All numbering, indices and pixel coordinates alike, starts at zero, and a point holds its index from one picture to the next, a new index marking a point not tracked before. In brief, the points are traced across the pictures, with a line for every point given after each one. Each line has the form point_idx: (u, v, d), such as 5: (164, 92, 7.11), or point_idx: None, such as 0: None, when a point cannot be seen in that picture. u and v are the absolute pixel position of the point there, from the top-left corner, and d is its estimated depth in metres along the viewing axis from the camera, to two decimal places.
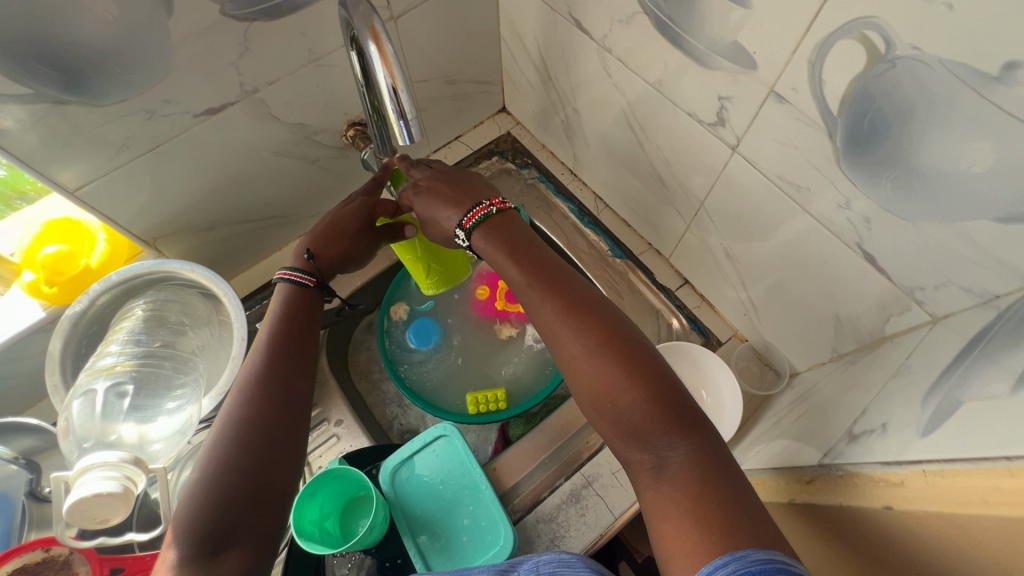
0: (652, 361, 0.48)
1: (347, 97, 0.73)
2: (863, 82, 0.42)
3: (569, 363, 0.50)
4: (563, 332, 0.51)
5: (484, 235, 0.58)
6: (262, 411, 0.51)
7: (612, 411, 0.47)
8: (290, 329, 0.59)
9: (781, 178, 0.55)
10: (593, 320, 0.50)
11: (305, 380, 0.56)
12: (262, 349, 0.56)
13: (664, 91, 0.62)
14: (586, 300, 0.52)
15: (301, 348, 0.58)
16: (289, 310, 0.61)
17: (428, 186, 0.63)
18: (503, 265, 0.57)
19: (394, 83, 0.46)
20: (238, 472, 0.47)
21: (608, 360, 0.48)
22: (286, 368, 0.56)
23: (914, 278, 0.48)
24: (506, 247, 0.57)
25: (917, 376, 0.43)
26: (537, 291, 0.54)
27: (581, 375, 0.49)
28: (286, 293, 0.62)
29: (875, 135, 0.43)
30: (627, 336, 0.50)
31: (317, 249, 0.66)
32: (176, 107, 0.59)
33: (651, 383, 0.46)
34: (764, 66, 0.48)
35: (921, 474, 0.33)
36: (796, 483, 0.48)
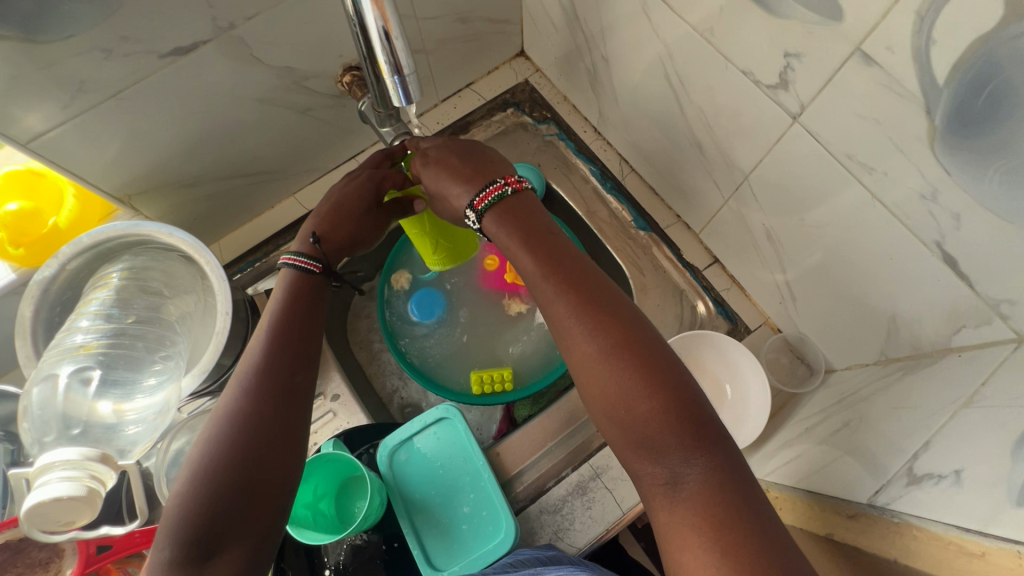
0: (673, 367, 0.42)
1: (341, 36, 0.63)
2: (990, 46, 0.32)
3: (578, 366, 0.44)
4: (574, 331, 0.44)
5: (496, 217, 0.50)
6: (260, 403, 0.45)
7: (622, 422, 0.41)
8: (292, 316, 0.51)
9: (850, 158, 0.46)
10: (609, 317, 0.44)
11: (308, 367, 0.49)
12: (259, 339, 0.49)
13: (715, 42, 0.52)
14: (602, 293, 0.45)
15: (299, 329, 0.50)
16: (291, 294, 0.52)
17: (439, 160, 0.54)
18: (512, 248, 0.49)
19: (386, 28, 0.37)
20: (234, 473, 0.41)
21: (624, 366, 0.42)
22: (288, 352, 0.48)
23: (1003, 288, 0.40)
24: (519, 228, 0.49)
25: (998, 411, 0.36)
26: (551, 281, 0.46)
27: (590, 380, 0.43)
28: (289, 280, 0.53)
29: (992, 115, 0.34)
30: (646, 338, 0.43)
31: (323, 232, 0.58)
32: (138, 45, 0.51)
33: (671, 390, 0.41)
34: (852, 16, 0.38)
35: (1014, 554, 0.28)
36: (837, 516, 0.43)
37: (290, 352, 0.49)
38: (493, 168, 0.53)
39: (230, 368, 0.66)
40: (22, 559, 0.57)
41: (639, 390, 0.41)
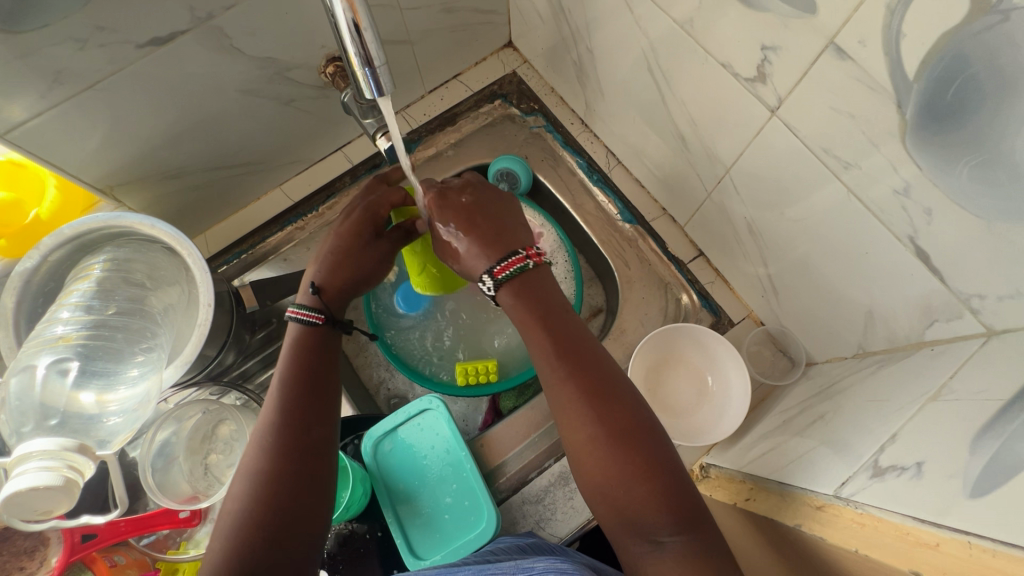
0: (663, 454, 0.47)
1: (323, 27, 0.63)
2: (958, 41, 0.32)
3: (578, 448, 0.49)
4: (576, 416, 0.49)
5: (512, 294, 0.54)
6: (287, 463, 0.47)
7: (615, 501, 0.46)
8: (306, 374, 0.53)
9: (826, 152, 0.46)
10: (608, 403, 0.49)
11: (326, 423, 0.52)
12: (276, 399, 0.51)
13: (696, 35, 0.52)
14: (602, 379, 0.50)
15: (317, 388, 0.53)
16: (301, 350, 0.54)
17: (457, 217, 0.57)
18: (527, 330, 0.54)
19: (356, 20, 0.39)
20: (262, 535, 0.44)
21: (620, 451, 0.47)
22: (308, 411, 0.51)
23: (973, 283, 0.41)
24: (534, 313, 0.53)
25: (961, 405, 0.37)
26: (558, 364, 0.51)
27: (588, 463, 0.48)
28: (297, 332, 0.55)
29: (961, 111, 0.34)
30: (641, 425, 0.48)
31: (324, 282, 0.59)
32: (114, 35, 0.50)
33: (660, 472, 0.46)
34: (825, 10, 0.38)
35: (964, 543, 0.28)
36: (805, 508, 0.42)
37: (309, 410, 0.51)
38: (512, 235, 0.56)
39: (214, 359, 0.67)
40: (9, 547, 0.58)
41: (633, 472, 0.46)
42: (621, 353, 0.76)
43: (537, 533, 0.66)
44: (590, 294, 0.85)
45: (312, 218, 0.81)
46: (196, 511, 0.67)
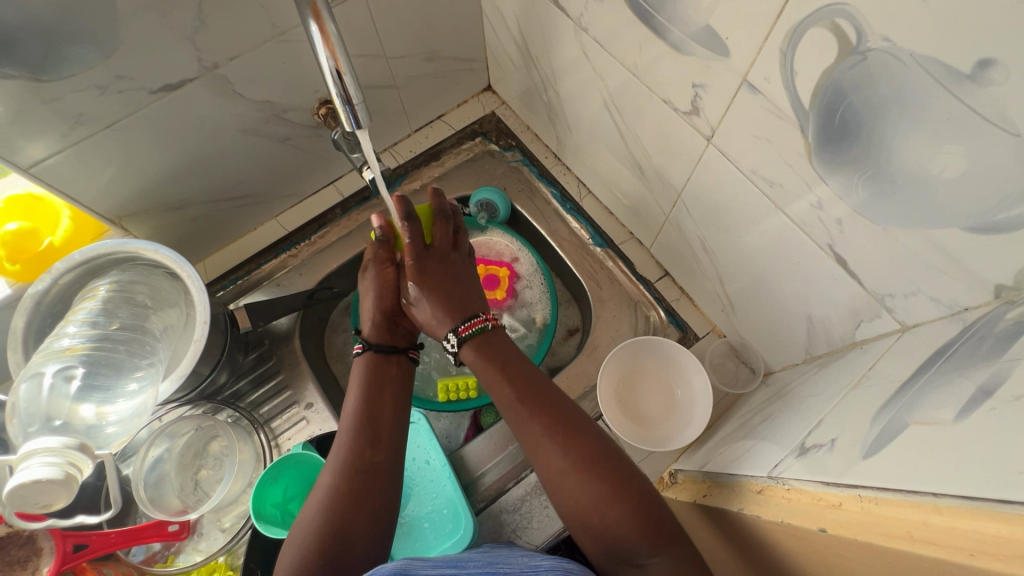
0: (631, 478, 0.51)
1: (316, 74, 0.71)
2: (834, 76, 0.38)
3: (552, 483, 0.52)
4: (545, 453, 0.53)
5: (475, 350, 0.59)
6: (362, 480, 0.53)
7: (594, 529, 0.50)
8: (379, 408, 0.58)
9: (755, 173, 0.52)
10: (574, 437, 0.53)
11: (390, 451, 0.56)
12: (353, 426, 0.56)
13: (640, 76, 0.59)
14: (566, 415, 0.54)
15: (387, 421, 0.58)
16: (372, 387, 0.60)
17: (427, 283, 0.61)
18: (492, 383, 0.57)
19: (337, 66, 0.46)
20: (325, 543, 0.48)
21: (590, 482, 0.50)
22: (373, 436, 0.56)
23: (883, 284, 0.46)
24: (496, 365, 0.57)
25: (874, 390, 0.41)
26: (523, 408, 0.55)
27: (564, 498, 0.51)
28: (366, 366, 0.61)
29: (848, 132, 0.40)
30: (607, 453, 0.52)
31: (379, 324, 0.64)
32: (130, 82, 0.57)
33: (630, 499, 0.49)
34: (736, 52, 0.45)
35: (857, 498, 0.32)
36: (747, 492, 0.46)
37: (380, 436, 0.56)
38: (475, 299, 0.63)
39: (208, 377, 0.71)
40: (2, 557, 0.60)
41: (606, 501, 0.49)
42: (595, 368, 0.80)
43: (514, 541, 0.68)
44: (567, 314, 0.90)
45: (305, 246, 0.87)
46: (184, 525, 0.69)
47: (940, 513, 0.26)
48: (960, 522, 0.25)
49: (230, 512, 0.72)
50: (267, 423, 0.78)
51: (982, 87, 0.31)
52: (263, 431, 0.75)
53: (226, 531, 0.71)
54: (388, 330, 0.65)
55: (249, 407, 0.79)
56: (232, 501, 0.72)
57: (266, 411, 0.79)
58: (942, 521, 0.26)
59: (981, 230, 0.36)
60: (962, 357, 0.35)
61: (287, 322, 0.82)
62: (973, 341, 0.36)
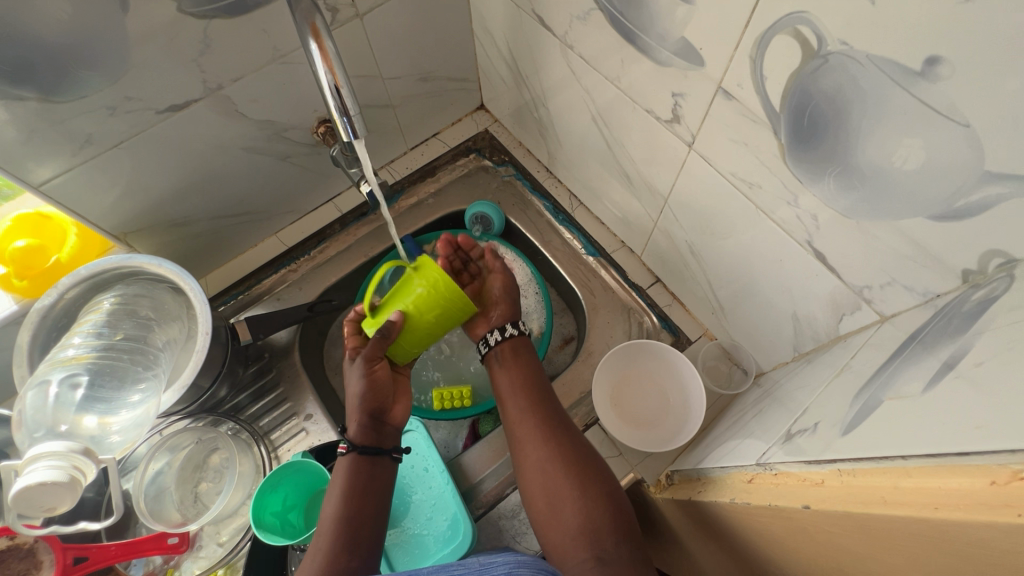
0: (599, 478, 0.58)
1: (316, 94, 0.74)
2: (800, 80, 0.41)
3: (530, 471, 0.60)
4: (531, 445, 0.61)
5: (501, 355, 0.70)
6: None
7: (558, 513, 0.56)
8: (360, 511, 0.58)
9: (734, 175, 0.54)
10: (558, 434, 0.61)
11: (366, 555, 0.56)
12: (331, 531, 0.56)
13: (624, 89, 0.62)
14: (556, 417, 0.64)
15: (369, 524, 0.58)
16: (353, 487, 0.60)
17: None
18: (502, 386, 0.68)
19: (335, 82, 0.48)
20: None
21: (564, 471, 0.58)
22: (352, 542, 0.56)
23: (861, 276, 0.47)
24: (511, 371, 0.68)
25: (854, 376, 0.43)
26: (523, 407, 0.64)
27: (538, 483, 0.59)
28: (348, 469, 0.61)
29: (816, 131, 0.42)
30: (585, 453, 0.60)
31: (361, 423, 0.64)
32: (139, 103, 0.60)
33: (599, 494, 0.56)
34: (710, 62, 0.48)
35: (837, 473, 0.33)
36: (738, 483, 0.46)
37: (358, 543, 0.56)
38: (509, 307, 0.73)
39: (208, 390, 0.72)
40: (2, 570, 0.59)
41: (579, 489, 0.56)
42: (590, 374, 0.81)
43: (514, 546, 0.68)
44: (562, 323, 0.92)
45: (305, 261, 0.89)
46: (184, 537, 0.68)
47: (910, 475, 0.27)
48: (927, 480, 0.26)
49: (229, 525, 0.72)
50: (266, 435, 0.79)
51: (933, 83, 0.34)
52: (262, 443, 0.76)
53: (223, 545, 0.71)
54: (374, 431, 0.65)
55: (249, 419, 0.80)
56: (231, 513, 0.72)
57: (266, 423, 0.80)
58: (913, 483, 0.27)
59: (944, 217, 0.38)
60: (931, 338, 0.37)
61: (287, 335, 0.83)
62: (943, 323, 0.38)
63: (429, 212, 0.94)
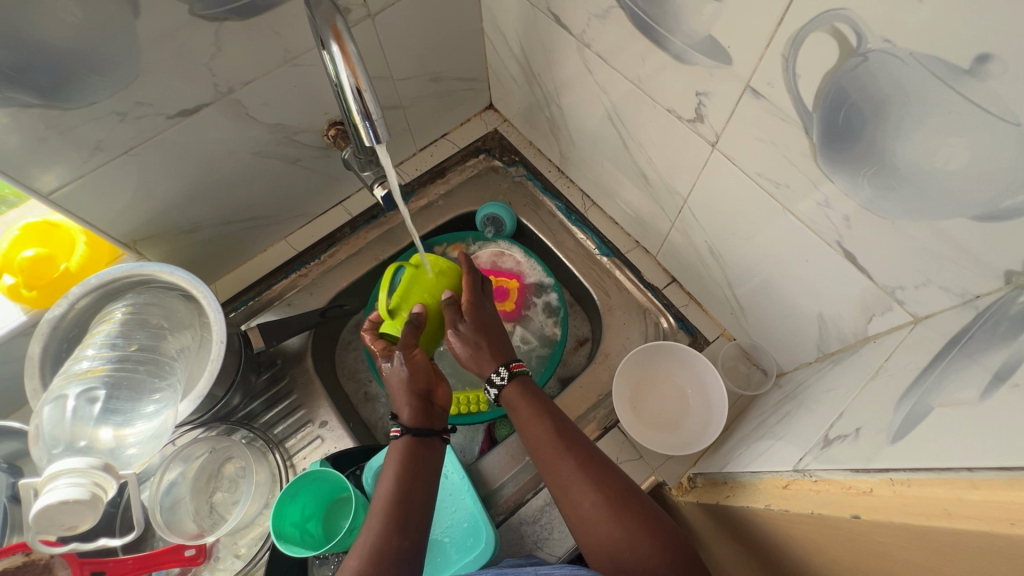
0: (655, 516, 0.54)
1: (326, 96, 0.73)
2: (837, 78, 0.40)
3: (584, 521, 0.55)
4: (578, 489, 0.56)
5: (518, 390, 0.64)
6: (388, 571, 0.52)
7: (626, 566, 0.51)
8: (412, 492, 0.57)
9: (760, 175, 0.53)
10: (604, 473, 0.57)
11: (415, 537, 0.56)
12: (382, 513, 0.56)
13: (643, 87, 0.61)
14: (594, 455, 0.59)
15: (418, 507, 0.57)
16: (405, 469, 0.59)
17: (482, 324, 0.67)
18: (528, 422, 0.62)
19: (357, 84, 0.47)
20: None
21: (622, 517, 0.54)
22: (403, 523, 0.55)
23: (895, 277, 0.47)
24: (534, 405, 0.63)
25: (892, 380, 0.42)
26: (556, 446, 0.59)
27: (595, 534, 0.54)
28: (403, 448, 0.60)
29: (851, 131, 0.42)
30: (634, 491, 0.56)
31: (411, 405, 0.62)
32: (149, 108, 0.59)
33: (658, 536, 0.52)
34: (739, 60, 0.47)
35: (888, 482, 0.32)
36: (773, 489, 0.45)
37: (410, 524, 0.56)
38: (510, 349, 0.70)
39: (222, 399, 0.71)
40: None
41: (637, 535, 0.52)
42: (607, 376, 0.80)
43: (536, 553, 0.67)
44: (576, 325, 0.91)
45: (315, 265, 0.88)
46: (201, 548, 0.68)
47: (977, 488, 0.26)
48: (996, 493, 0.25)
49: (246, 536, 0.71)
50: (281, 443, 0.78)
51: (981, 80, 0.33)
52: (277, 451, 0.74)
53: (241, 558, 0.69)
54: (425, 413, 0.63)
55: (262, 427, 0.79)
56: (248, 523, 0.71)
57: (280, 431, 0.78)
58: (979, 495, 0.26)
59: (987, 218, 0.37)
60: (977, 343, 0.36)
61: (299, 341, 0.82)
62: (988, 326, 0.37)
63: (439, 214, 0.93)
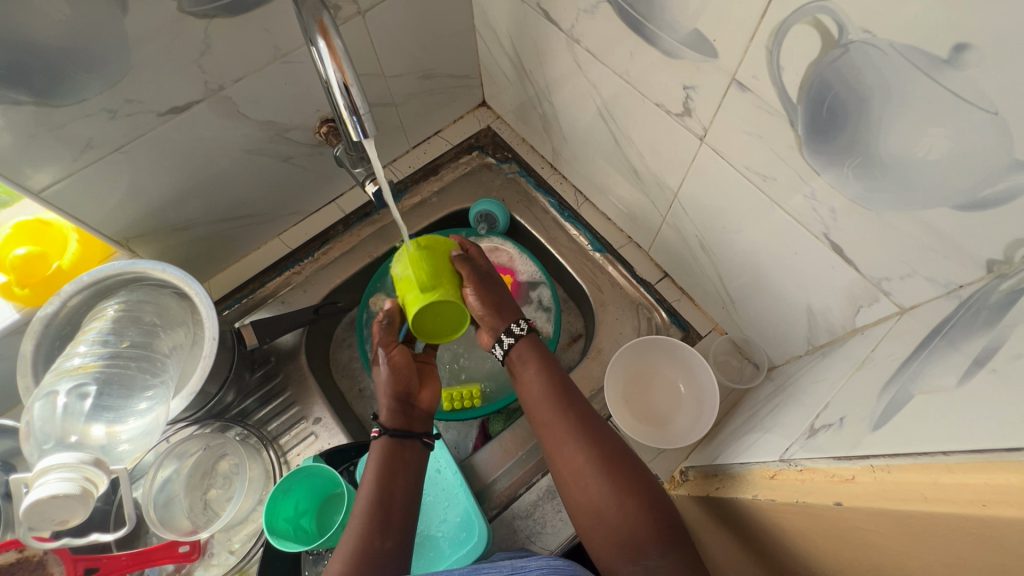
0: (646, 478, 0.55)
1: (318, 94, 0.73)
2: (820, 69, 0.40)
3: (573, 476, 0.56)
4: (569, 445, 0.57)
5: (524, 347, 0.65)
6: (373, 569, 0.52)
7: (609, 523, 0.52)
8: (393, 492, 0.58)
9: (748, 169, 0.54)
10: (597, 432, 0.57)
11: (399, 535, 0.56)
12: (364, 512, 0.56)
13: (632, 82, 0.61)
14: (590, 414, 0.59)
15: (400, 507, 0.58)
16: (387, 469, 0.59)
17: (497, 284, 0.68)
18: (529, 380, 0.63)
19: (344, 80, 0.48)
20: None
21: (610, 475, 0.54)
22: (386, 522, 0.56)
23: (879, 268, 0.47)
24: (536, 364, 0.63)
25: (877, 370, 0.42)
26: (552, 404, 0.60)
27: (584, 489, 0.54)
28: (381, 451, 0.61)
29: (834, 122, 0.42)
30: (626, 452, 0.57)
31: (391, 406, 0.64)
32: (139, 106, 0.59)
33: (645, 498, 0.52)
34: (724, 53, 0.47)
35: (869, 469, 0.32)
36: (759, 480, 0.45)
37: (392, 523, 0.56)
38: None
39: (215, 397, 0.71)
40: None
41: (622, 494, 0.53)
42: (600, 371, 0.81)
43: (529, 547, 0.68)
44: (570, 320, 0.91)
45: (309, 263, 0.88)
46: (195, 545, 0.67)
47: (952, 472, 0.27)
48: (969, 476, 0.26)
49: (240, 532, 0.71)
50: (275, 440, 0.78)
51: (959, 70, 0.33)
52: (270, 448, 0.75)
53: (235, 553, 0.70)
54: (403, 415, 0.64)
55: (256, 424, 0.79)
56: (242, 519, 0.71)
57: (273, 428, 0.79)
58: (954, 479, 0.27)
59: (968, 207, 0.37)
60: (958, 331, 0.37)
61: (293, 339, 0.82)
62: (969, 315, 0.37)
63: (433, 211, 0.93)
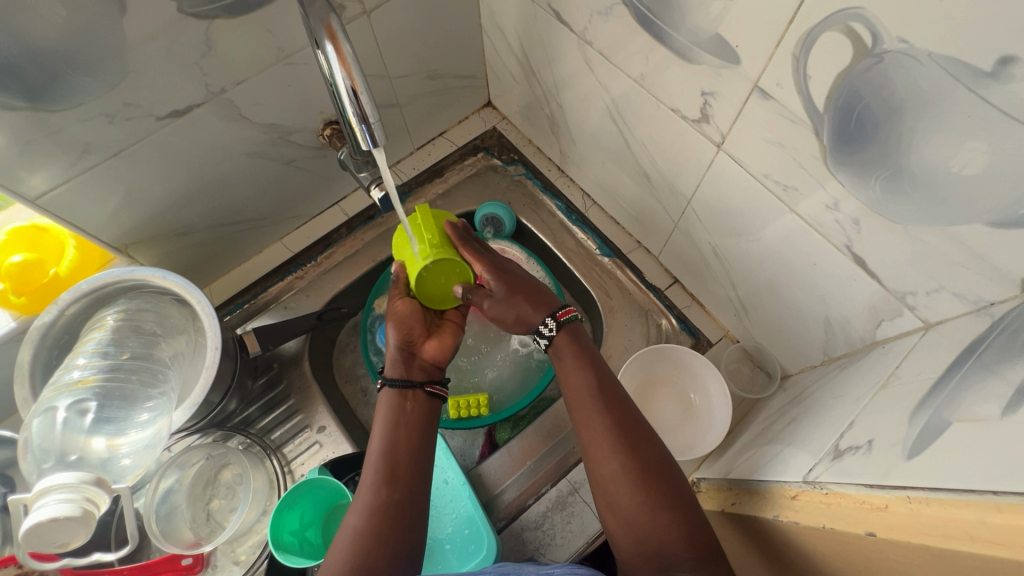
0: (681, 492, 0.52)
1: (322, 96, 0.71)
2: (850, 79, 0.39)
3: (607, 481, 0.54)
4: (606, 448, 0.55)
5: (566, 338, 0.63)
6: (382, 523, 0.52)
7: (641, 533, 0.50)
8: (397, 445, 0.57)
9: (767, 177, 0.52)
10: (637, 437, 0.55)
11: (408, 487, 0.55)
12: (373, 465, 0.56)
13: (646, 86, 0.59)
14: (631, 416, 0.57)
15: (406, 458, 0.57)
16: (390, 422, 0.59)
17: (509, 285, 0.65)
18: (570, 375, 0.61)
19: (353, 86, 0.46)
20: None
21: (647, 484, 0.52)
22: (392, 475, 0.55)
23: (905, 283, 0.46)
24: (578, 360, 0.61)
25: (904, 390, 0.41)
26: (592, 406, 0.58)
27: (618, 494, 0.53)
28: (386, 405, 0.61)
29: (864, 133, 0.40)
30: (666, 460, 0.55)
31: (392, 354, 0.64)
32: (139, 109, 0.57)
33: (679, 513, 0.51)
34: (747, 60, 0.46)
35: (905, 500, 0.31)
36: (782, 499, 0.44)
37: (398, 475, 0.55)
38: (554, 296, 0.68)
39: (218, 405, 0.70)
40: None
41: (658, 506, 0.51)
42: None
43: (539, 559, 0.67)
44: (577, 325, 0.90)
45: (311, 267, 0.87)
46: (198, 558, 0.67)
47: (1003, 512, 0.26)
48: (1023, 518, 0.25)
49: (245, 543, 0.70)
50: (279, 448, 0.76)
51: (1003, 84, 0.31)
52: (274, 457, 0.74)
53: (241, 564, 0.69)
54: (404, 364, 0.63)
55: (260, 433, 0.77)
56: (246, 530, 0.70)
57: (277, 437, 0.77)
58: (1007, 519, 0.25)
59: (1005, 225, 0.36)
60: (994, 353, 0.35)
61: (296, 345, 0.81)
62: (1005, 337, 0.36)
63: None
